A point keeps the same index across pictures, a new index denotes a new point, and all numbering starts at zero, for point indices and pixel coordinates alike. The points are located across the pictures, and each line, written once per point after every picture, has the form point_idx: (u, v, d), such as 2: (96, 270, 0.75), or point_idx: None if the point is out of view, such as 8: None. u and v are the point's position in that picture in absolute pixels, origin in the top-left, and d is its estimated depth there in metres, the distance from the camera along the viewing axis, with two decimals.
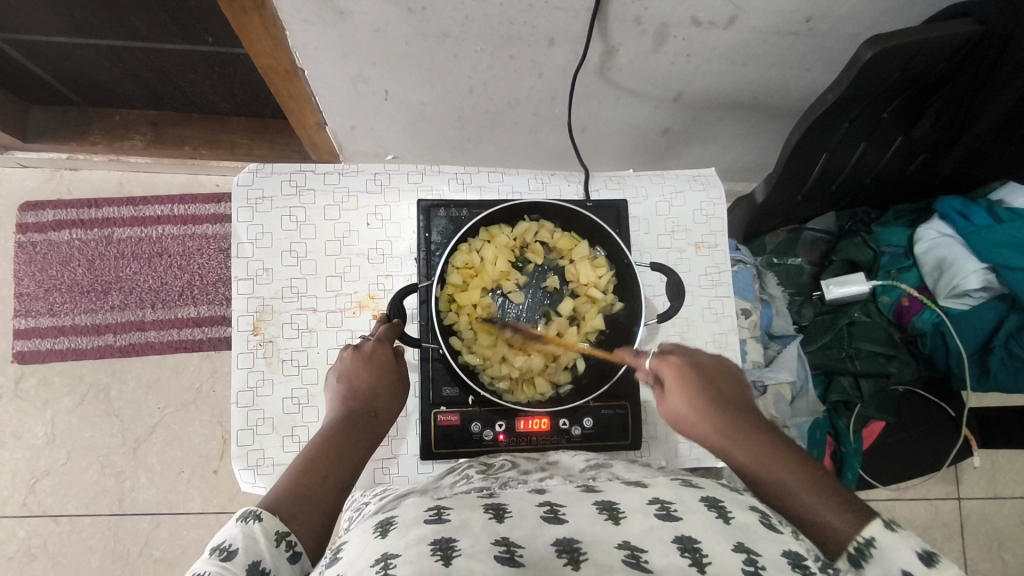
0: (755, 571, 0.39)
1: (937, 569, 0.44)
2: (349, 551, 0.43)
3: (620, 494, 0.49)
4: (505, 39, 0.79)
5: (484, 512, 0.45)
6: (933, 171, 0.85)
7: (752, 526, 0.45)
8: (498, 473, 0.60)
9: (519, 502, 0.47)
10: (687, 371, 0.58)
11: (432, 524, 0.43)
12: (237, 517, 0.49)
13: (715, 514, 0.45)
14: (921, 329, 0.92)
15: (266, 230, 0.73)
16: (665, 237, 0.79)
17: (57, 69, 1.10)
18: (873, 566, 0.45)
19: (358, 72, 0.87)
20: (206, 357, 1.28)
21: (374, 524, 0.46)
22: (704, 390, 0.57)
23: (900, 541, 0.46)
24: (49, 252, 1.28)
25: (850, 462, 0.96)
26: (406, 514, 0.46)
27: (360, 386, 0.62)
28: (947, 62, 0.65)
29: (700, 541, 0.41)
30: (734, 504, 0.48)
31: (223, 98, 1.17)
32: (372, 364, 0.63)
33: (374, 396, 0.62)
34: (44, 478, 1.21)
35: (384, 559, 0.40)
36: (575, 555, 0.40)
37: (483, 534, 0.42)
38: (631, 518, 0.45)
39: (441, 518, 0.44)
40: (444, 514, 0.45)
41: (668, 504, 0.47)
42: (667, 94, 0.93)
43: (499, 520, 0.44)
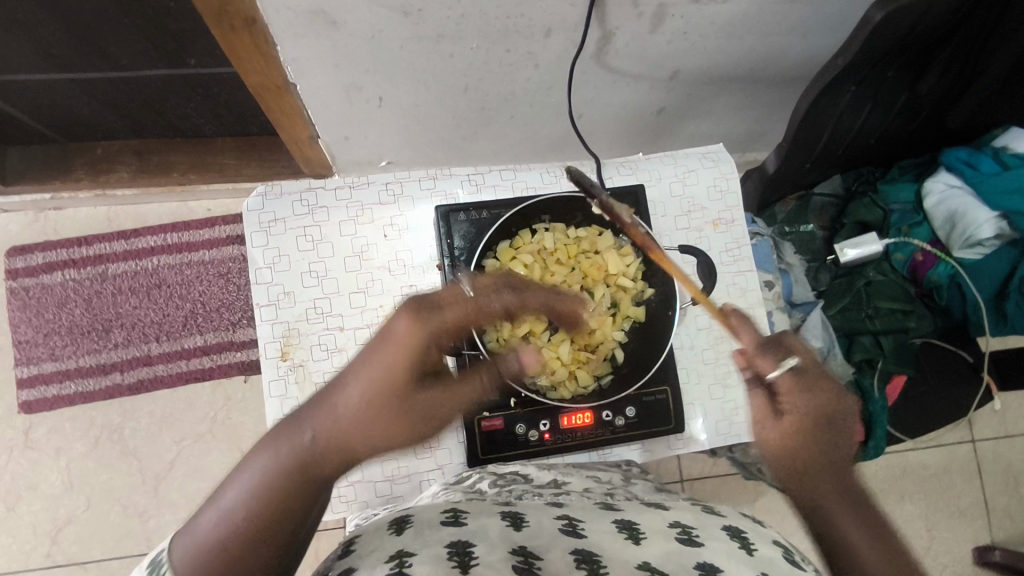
0: None
1: None
2: (361, 546, 0.42)
3: (638, 514, 0.49)
4: (502, 34, 0.78)
5: (502, 519, 0.45)
6: (939, 123, 0.86)
7: (773, 559, 0.46)
8: (511, 484, 0.61)
9: (536, 513, 0.47)
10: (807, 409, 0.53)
11: (450, 526, 0.43)
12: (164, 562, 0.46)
13: (737, 544, 0.46)
14: (936, 282, 0.94)
15: (283, 253, 0.72)
16: (682, 218, 0.78)
17: (32, 108, 1.06)
18: None
19: (352, 81, 0.85)
20: (218, 386, 1.25)
21: (389, 522, 0.45)
22: (814, 422, 0.53)
23: None
24: (43, 295, 1.25)
25: (879, 419, 0.95)
26: (423, 514, 0.46)
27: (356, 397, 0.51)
28: (953, 19, 0.65)
29: (723, 571, 0.41)
30: (757, 537, 0.49)
31: (206, 119, 1.14)
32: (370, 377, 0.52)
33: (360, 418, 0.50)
34: (66, 526, 1.19)
35: (399, 557, 0.39)
36: (594, 566, 0.40)
37: (500, 542, 0.41)
38: (652, 539, 0.44)
39: (458, 521, 0.44)
40: (461, 518, 0.45)
41: (690, 529, 0.47)
42: (664, 73, 0.92)
43: (516, 529, 0.44)
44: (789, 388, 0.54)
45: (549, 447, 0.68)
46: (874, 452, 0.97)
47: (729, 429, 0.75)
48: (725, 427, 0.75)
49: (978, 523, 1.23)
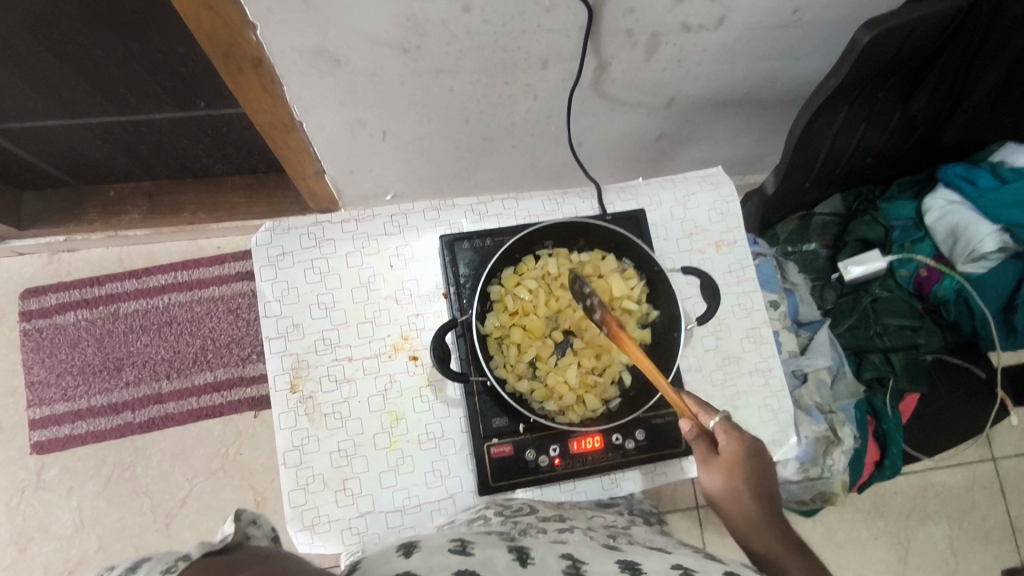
0: None
1: None
2: (370, 563, 0.43)
3: (642, 556, 0.49)
4: (501, 67, 0.80)
5: (508, 553, 0.45)
6: (934, 139, 0.87)
7: None
8: (517, 518, 0.60)
9: (543, 548, 0.47)
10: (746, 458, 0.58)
11: (456, 555, 0.43)
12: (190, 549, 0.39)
13: None
14: (943, 297, 0.93)
15: (292, 286, 0.73)
16: (685, 240, 0.79)
17: (48, 153, 1.10)
18: None
19: (356, 117, 0.88)
20: (228, 421, 1.26)
21: (396, 545, 0.46)
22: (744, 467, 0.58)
23: None
24: (57, 335, 1.27)
25: (893, 437, 0.95)
26: (432, 542, 0.46)
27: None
28: (938, 39, 0.67)
29: None
30: None
31: (215, 158, 1.17)
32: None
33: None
34: (77, 567, 1.18)
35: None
36: None
37: None
38: None
39: (465, 551, 0.44)
40: (469, 547, 0.45)
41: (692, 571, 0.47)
42: (660, 100, 0.94)
43: (523, 562, 0.43)
44: (725, 431, 0.60)
45: (559, 472, 0.68)
46: (891, 471, 0.96)
47: None
48: None
49: (1005, 543, 1.20)
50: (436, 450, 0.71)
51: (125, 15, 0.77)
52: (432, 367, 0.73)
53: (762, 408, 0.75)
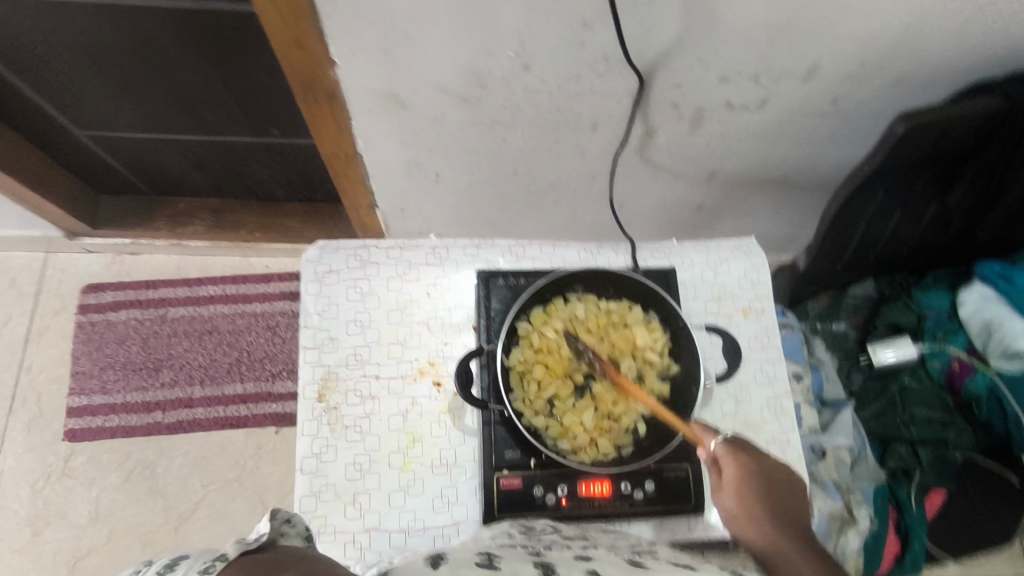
0: None
1: None
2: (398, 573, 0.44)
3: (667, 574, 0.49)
4: (552, 125, 0.86)
5: (534, 567, 0.45)
6: (970, 236, 0.88)
7: None
8: (540, 535, 0.60)
9: (569, 565, 0.47)
10: (747, 472, 0.60)
11: (486, 567, 0.44)
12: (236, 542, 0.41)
13: None
14: (975, 394, 0.92)
15: (332, 302, 0.77)
16: (713, 303, 0.81)
17: (133, 163, 1.20)
18: None
19: (414, 158, 0.94)
20: (250, 434, 1.29)
21: (424, 556, 0.47)
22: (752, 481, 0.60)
23: None
24: (107, 330, 1.34)
25: (917, 534, 0.91)
26: (458, 557, 0.47)
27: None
28: (973, 137, 0.70)
29: None
30: None
31: (278, 183, 1.26)
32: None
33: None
34: (84, 559, 1.20)
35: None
36: None
37: None
38: None
39: (492, 564, 0.45)
40: (494, 561, 0.46)
41: None
42: (702, 172, 0.98)
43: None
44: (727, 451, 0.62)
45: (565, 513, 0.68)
46: (911, 568, 0.92)
47: None
48: None
49: None
50: (447, 476, 0.72)
51: (223, 47, 0.87)
52: (453, 394, 0.75)
53: None
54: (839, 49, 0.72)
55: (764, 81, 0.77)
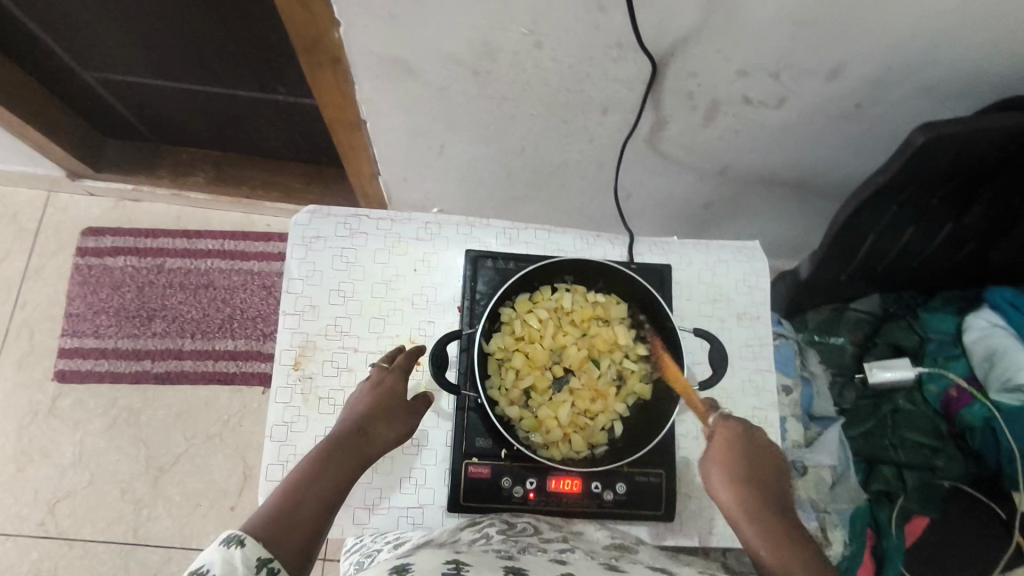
0: None
1: None
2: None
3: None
4: (560, 106, 0.83)
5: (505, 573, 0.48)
6: (983, 259, 0.83)
7: None
8: (517, 536, 0.60)
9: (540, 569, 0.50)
10: (737, 446, 0.65)
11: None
12: (221, 540, 0.50)
13: None
14: (970, 423, 0.88)
15: (317, 269, 0.75)
16: (707, 305, 0.79)
17: (137, 107, 1.19)
18: None
19: (417, 127, 0.91)
20: (237, 392, 1.29)
21: (391, 566, 0.48)
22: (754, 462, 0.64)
23: None
24: (103, 276, 1.34)
25: (892, 559, 0.90)
26: (425, 564, 0.49)
27: (365, 404, 0.64)
28: (999, 153, 0.66)
29: None
30: None
31: (283, 142, 1.24)
32: (378, 390, 0.65)
33: (371, 418, 0.63)
34: (65, 499, 1.22)
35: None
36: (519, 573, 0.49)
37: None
38: None
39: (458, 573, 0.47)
40: (463, 569, 0.48)
41: None
42: (712, 168, 0.95)
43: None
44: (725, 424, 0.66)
45: (532, 506, 0.68)
46: None
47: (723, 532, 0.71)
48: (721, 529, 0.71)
49: None
50: (415, 458, 0.71)
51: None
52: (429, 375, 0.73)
53: None
54: (867, 51, 0.68)
55: (787, 79, 0.73)
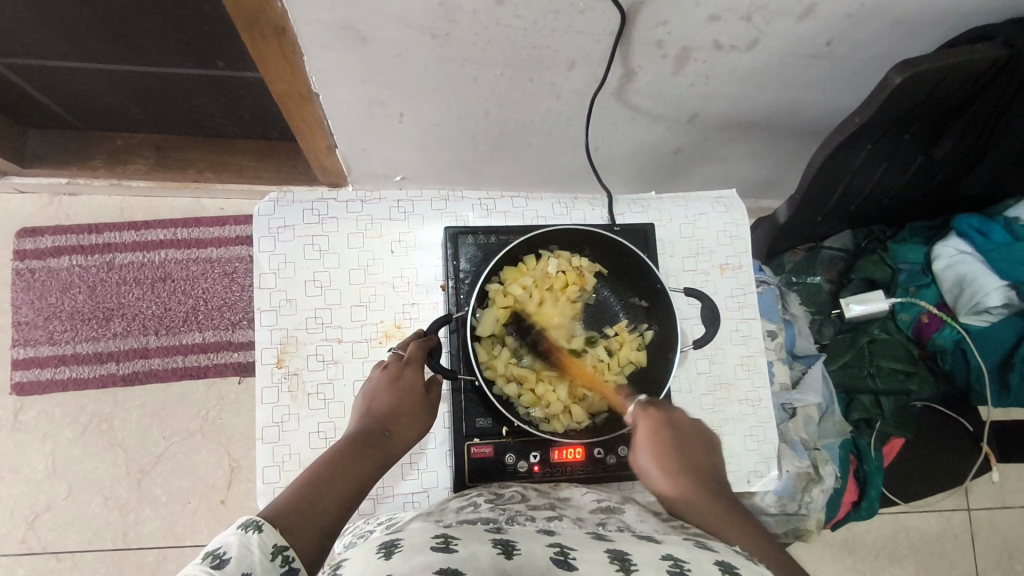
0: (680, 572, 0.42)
1: None
2: (349, 565, 0.41)
3: (632, 545, 0.46)
4: (525, 63, 0.79)
5: (493, 547, 0.43)
6: (953, 187, 0.86)
7: None
8: (506, 505, 0.59)
9: (529, 541, 0.45)
10: (662, 429, 0.60)
11: (440, 552, 0.41)
12: (238, 524, 0.48)
13: None
14: (942, 346, 0.92)
15: (289, 260, 0.72)
16: (690, 260, 0.79)
17: (58, 93, 1.08)
18: None
19: (374, 96, 0.86)
20: (211, 384, 1.25)
21: (376, 545, 0.43)
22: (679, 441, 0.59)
23: None
24: (49, 278, 1.25)
25: (873, 481, 0.95)
26: (411, 539, 0.44)
27: (384, 402, 0.62)
28: (971, 88, 0.67)
29: None
30: (749, 570, 0.44)
31: (227, 119, 1.16)
32: (398, 387, 0.64)
33: (391, 417, 0.62)
34: (45, 512, 1.18)
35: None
36: (508, 548, 0.44)
37: (489, 568, 0.40)
38: (642, 570, 0.41)
39: (448, 548, 0.42)
40: (451, 544, 0.43)
41: (682, 562, 0.43)
42: (682, 115, 0.93)
43: (507, 557, 0.42)
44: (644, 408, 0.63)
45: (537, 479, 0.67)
46: (866, 513, 0.97)
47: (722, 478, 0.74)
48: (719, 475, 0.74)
49: None
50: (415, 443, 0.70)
51: None
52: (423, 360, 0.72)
53: (745, 436, 0.75)
54: None
55: (758, 21, 0.71)
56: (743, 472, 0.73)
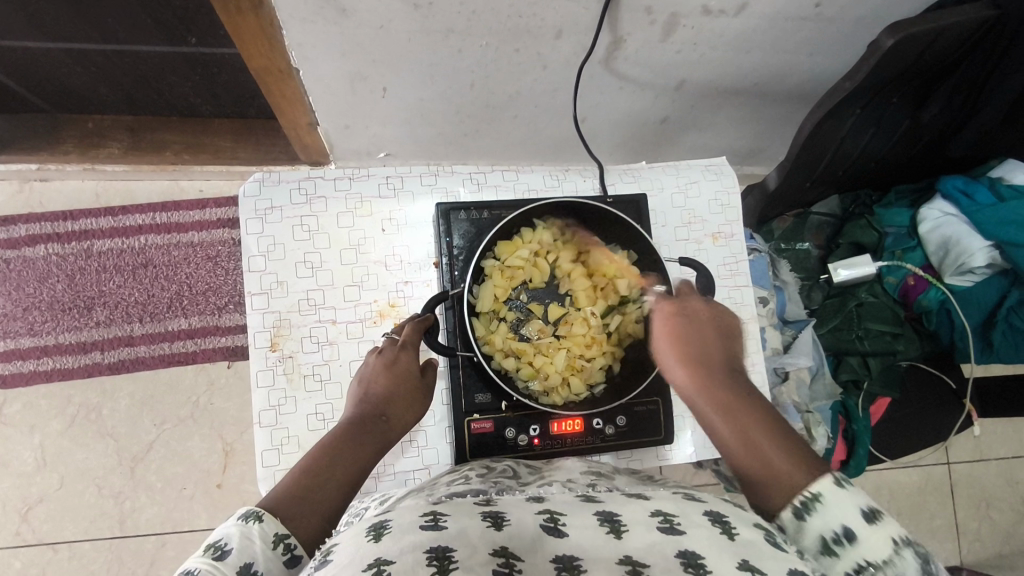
0: (670, 526, 0.44)
1: (878, 525, 0.46)
2: (340, 553, 0.39)
3: (622, 505, 0.47)
4: (511, 33, 0.77)
5: (483, 520, 0.43)
6: (940, 150, 0.87)
7: (757, 544, 0.44)
8: (497, 478, 0.59)
9: (518, 510, 0.45)
10: (679, 326, 0.61)
11: (429, 530, 0.40)
12: (237, 516, 0.48)
13: (719, 530, 0.44)
14: (927, 307, 0.94)
15: (278, 242, 0.70)
16: (682, 229, 0.79)
17: (23, 73, 1.04)
18: (817, 520, 0.47)
19: (356, 70, 0.84)
20: (200, 370, 1.23)
21: (366, 526, 0.42)
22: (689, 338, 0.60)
23: (847, 500, 0.47)
24: (25, 268, 1.22)
25: (862, 440, 0.97)
26: (400, 518, 0.43)
27: (381, 386, 0.62)
28: (959, 51, 0.67)
29: (705, 557, 0.40)
30: (739, 519, 0.46)
31: (202, 98, 1.12)
32: (394, 372, 0.62)
33: (389, 402, 0.61)
34: (37, 505, 1.17)
35: (376, 565, 0.37)
36: (497, 519, 0.43)
37: (481, 543, 0.40)
38: (633, 531, 0.43)
39: (437, 525, 0.41)
40: (441, 519, 0.42)
41: (671, 516, 0.45)
42: (670, 83, 0.92)
43: (498, 529, 0.42)
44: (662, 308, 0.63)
45: (538, 452, 0.68)
46: (855, 471, 0.97)
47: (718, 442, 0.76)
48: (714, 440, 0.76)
49: (949, 545, 1.18)
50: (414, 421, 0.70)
51: None
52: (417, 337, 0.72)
53: None
54: None
55: None
56: None
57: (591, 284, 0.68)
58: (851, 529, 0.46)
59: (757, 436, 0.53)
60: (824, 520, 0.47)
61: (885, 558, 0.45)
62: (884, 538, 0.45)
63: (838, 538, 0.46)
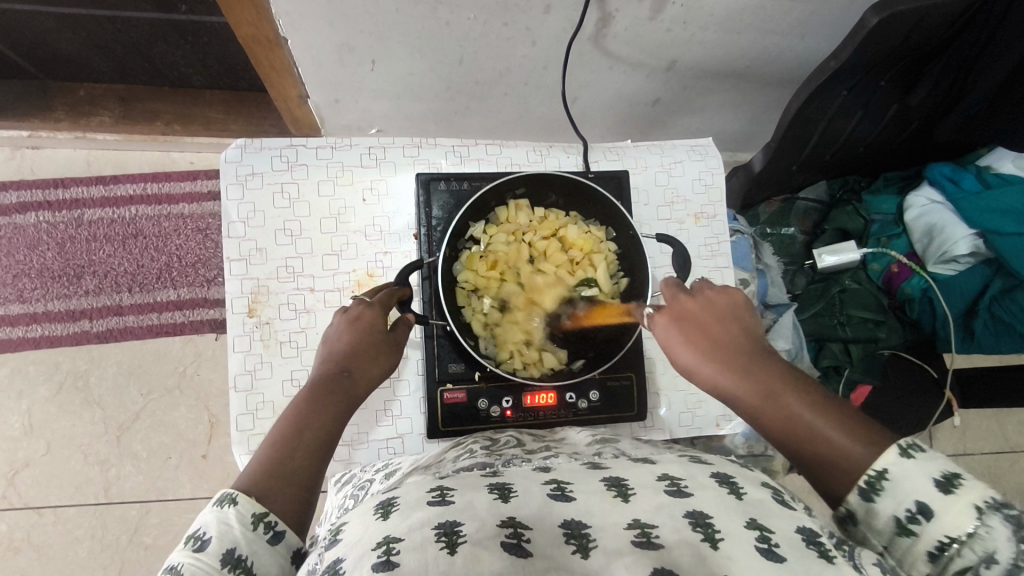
0: (676, 489, 0.44)
1: (956, 493, 0.43)
2: (349, 532, 0.41)
3: (626, 470, 0.48)
4: (499, 7, 0.76)
5: (490, 492, 0.43)
6: (928, 135, 0.86)
7: (765, 503, 0.44)
8: (502, 450, 0.59)
9: (525, 482, 0.45)
10: (681, 321, 0.55)
11: (436, 506, 0.41)
12: (216, 500, 0.48)
13: (726, 491, 0.44)
14: (910, 295, 0.94)
15: (258, 209, 0.71)
16: (665, 209, 0.79)
17: (14, 37, 1.04)
18: (886, 499, 0.45)
19: (345, 42, 0.83)
20: (188, 341, 1.24)
21: (374, 505, 0.43)
22: (705, 326, 0.54)
23: (915, 471, 0.44)
24: (15, 235, 1.22)
25: None
26: (408, 495, 0.43)
27: (342, 350, 0.61)
28: (949, 29, 0.66)
29: (711, 516, 0.41)
30: (747, 481, 0.47)
31: (194, 68, 1.12)
32: (356, 328, 0.61)
33: (353, 360, 0.60)
34: (24, 470, 1.18)
35: (386, 543, 0.37)
36: (503, 490, 0.44)
37: (488, 516, 0.40)
38: (640, 494, 0.43)
39: (445, 501, 0.42)
40: (448, 495, 0.43)
41: (678, 480, 0.46)
42: (660, 63, 0.91)
43: (505, 500, 0.42)
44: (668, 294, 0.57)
45: (509, 424, 0.68)
46: None
47: (691, 421, 0.77)
48: (686, 419, 0.76)
49: None
50: (390, 390, 0.71)
51: None
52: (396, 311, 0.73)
53: None
54: None
55: None
56: (712, 417, 0.77)
57: (566, 261, 0.69)
58: (925, 504, 0.43)
59: (799, 413, 0.48)
60: (893, 500, 0.44)
61: (969, 531, 0.42)
62: (967, 507, 0.42)
63: (912, 516, 0.44)
